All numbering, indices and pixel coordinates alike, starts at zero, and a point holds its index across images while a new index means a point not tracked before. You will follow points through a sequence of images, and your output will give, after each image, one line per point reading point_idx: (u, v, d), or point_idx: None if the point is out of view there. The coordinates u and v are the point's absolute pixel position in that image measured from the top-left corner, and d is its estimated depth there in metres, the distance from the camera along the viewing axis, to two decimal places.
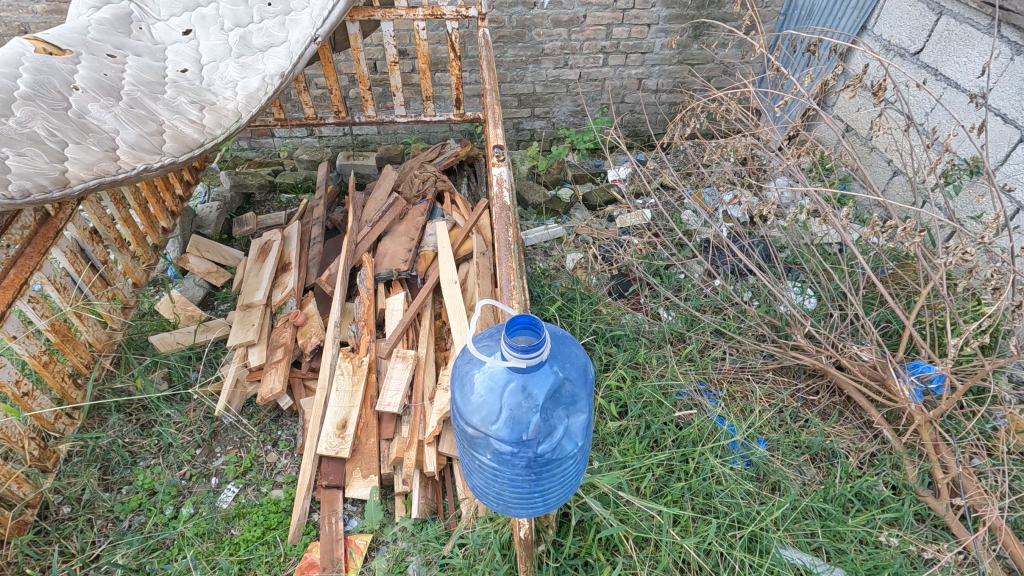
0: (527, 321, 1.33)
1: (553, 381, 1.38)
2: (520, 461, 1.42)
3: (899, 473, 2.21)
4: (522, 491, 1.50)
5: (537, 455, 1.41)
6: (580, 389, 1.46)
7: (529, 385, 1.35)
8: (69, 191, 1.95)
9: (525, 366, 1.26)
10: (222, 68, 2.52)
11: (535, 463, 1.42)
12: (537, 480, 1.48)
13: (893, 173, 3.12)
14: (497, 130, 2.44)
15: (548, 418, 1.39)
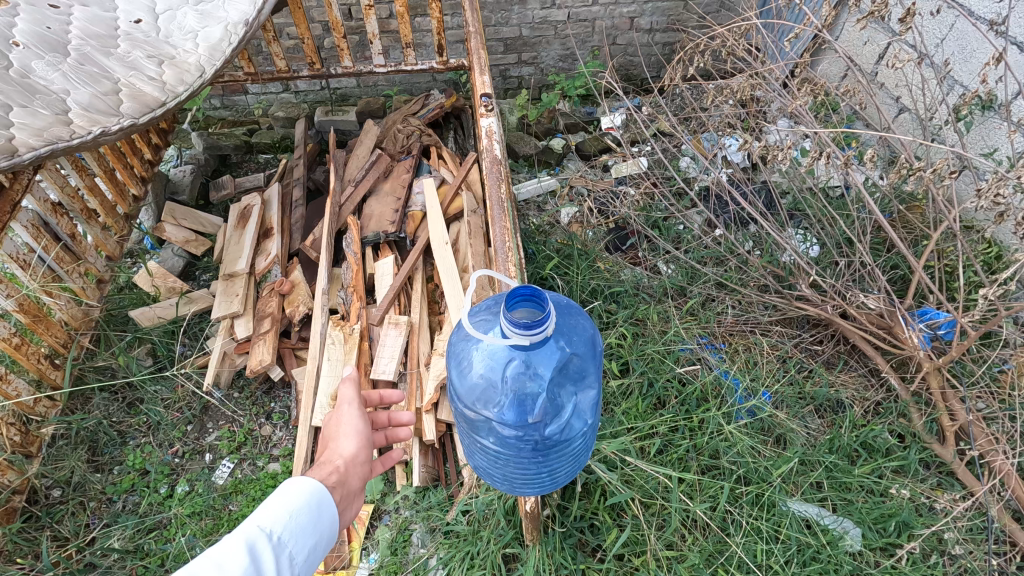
0: (529, 292, 1.23)
1: (560, 358, 1.30)
2: (526, 444, 1.36)
3: (905, 421, 2.18)
4: (530, 472, 1.45)
5: (545, 438, 1.35)
6: (589, 364, 1.38)
7: (533, 365, 1.27)
8: (18, 160, 1.75)
9: (528, 342, 1.15)
10: (180, 18, 2.29)
11: (543, 445, 1.36)
12: (545, 461, 1.42)
13: (901, 110, 2.97)
14: (484, 77, 2.25)
15: (555, 398, 1.32)
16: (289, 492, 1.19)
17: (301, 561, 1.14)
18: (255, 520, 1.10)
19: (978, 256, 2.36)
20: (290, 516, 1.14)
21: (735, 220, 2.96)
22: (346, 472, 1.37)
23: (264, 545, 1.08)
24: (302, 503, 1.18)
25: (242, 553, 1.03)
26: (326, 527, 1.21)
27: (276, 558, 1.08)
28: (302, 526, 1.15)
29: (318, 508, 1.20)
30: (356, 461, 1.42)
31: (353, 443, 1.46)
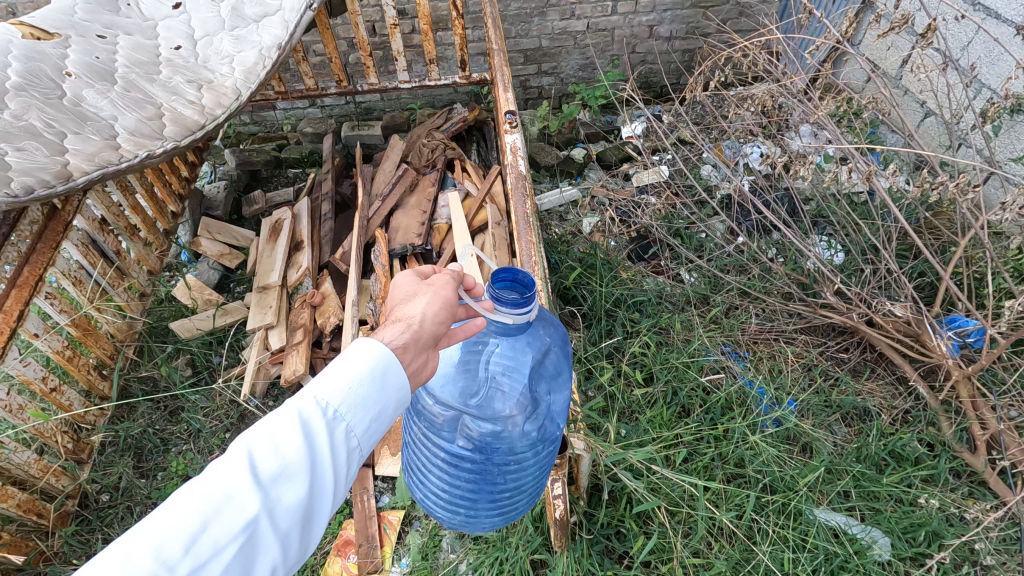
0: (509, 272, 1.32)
1: (538, 353, 1.48)
2: (502, 443, 1.51)
3: (934, 430, 2.17)
4: (504, 474, 1.59)
5: (519, 438, 1.50)
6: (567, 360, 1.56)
7: (513, 357, 1.45)
8: (73, 184, 1.85)
9: (514, 321, 1.23)
10: (217, 43, 2.41)
11: (520, 442, 1.51)
12: (520, 465, 1.56)
13: (926, 115, 2.95)
14: (508, 93, 2.30)
15: (530, 397, 1.49)
16: (351, 357, 0.96)
17: (367, 435, 0.96)
18: (309, 391, 0.92)
19: (1009, 263, 2.33)
20: (350, 388, 0.93)
21: (758, 228, 2.97)
22: (422, 328, 1.06)
23: (317, 424, 0.90)
24: (367, 374, 0.95)
25: (294, 432, 0.88)
26: (395, 399, 0.99)
27: (333, 436, 0.91)
28: (363, 401, 0.94)
29: (384, 381, 0.97)
30: (438, 320, 1.10)
31: (435, 304, 1.11)
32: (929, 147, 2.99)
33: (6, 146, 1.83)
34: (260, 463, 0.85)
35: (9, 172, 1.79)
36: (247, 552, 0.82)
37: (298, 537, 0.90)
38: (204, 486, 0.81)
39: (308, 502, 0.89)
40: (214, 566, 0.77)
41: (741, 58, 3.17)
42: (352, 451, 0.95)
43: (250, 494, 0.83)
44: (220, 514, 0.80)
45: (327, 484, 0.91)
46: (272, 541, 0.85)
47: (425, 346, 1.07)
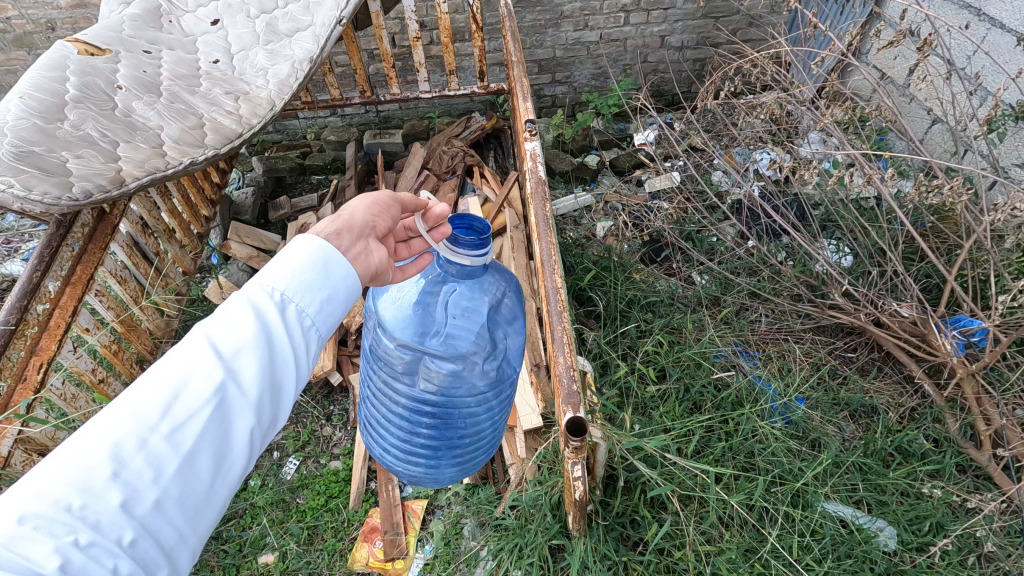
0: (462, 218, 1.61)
1: (492, 300, 1.90)
2: (466, 382, 1.97)
3: (940, 426, 2.24)
4: (462, 407, 2.02)
5: (480, 375, 1.96)
6: (516, 309, 2.01)
7: (471, 302, 1.88)
8: (126, 189, 2.01)
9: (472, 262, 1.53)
10: (252, 57, 2.55)
11: (476, 376, 1.96)
12: (481, 398, 2.03)
13: (932, 122, 3.02)
14: (528, 103, 2.42)
15: (488, 337, 1.94)
16: (293, 247, 1.06)
17: (321, 315, 1.05)
18: (256, 280, 1.01)
19: (1013, 265, 2.41)
20: (293, 275, 1.03)
21: (768, 232, 3.05)
22: (356, 221, 1.25)
23: (269, 307, 0.99)
24: (308, 261, 1.05)
25: (246, 315, 0.97)
26: (343, 284, 1.08)
27: (286, 316, 1.00)
28: (308, 284, 1.03)
29: (327, 266, 1.06)
30: (370, 218, 1.30)
31: (365, 205, 1.32)
32: (935, 153, 3.06)
33: (66, 153, 1.97)
34: (219, 343, 0.95)
35: (70, 177, 1.92)
36: (220, 419, 0.93)
37: (271, 410, 1.01)
38: (168, 367, 0.92)
39: (270, 376, 0.99)
40: (188, 429, 0.89)
41: (751, 67, 3.27)
42: (308, 329, 1.03)
43: (211, 367, 0.93)
44: (188, 383, 0.91)
45: (289, 360, 1.01)
46: (243, 410, 0.95)
47: (362, 234, 1.23)
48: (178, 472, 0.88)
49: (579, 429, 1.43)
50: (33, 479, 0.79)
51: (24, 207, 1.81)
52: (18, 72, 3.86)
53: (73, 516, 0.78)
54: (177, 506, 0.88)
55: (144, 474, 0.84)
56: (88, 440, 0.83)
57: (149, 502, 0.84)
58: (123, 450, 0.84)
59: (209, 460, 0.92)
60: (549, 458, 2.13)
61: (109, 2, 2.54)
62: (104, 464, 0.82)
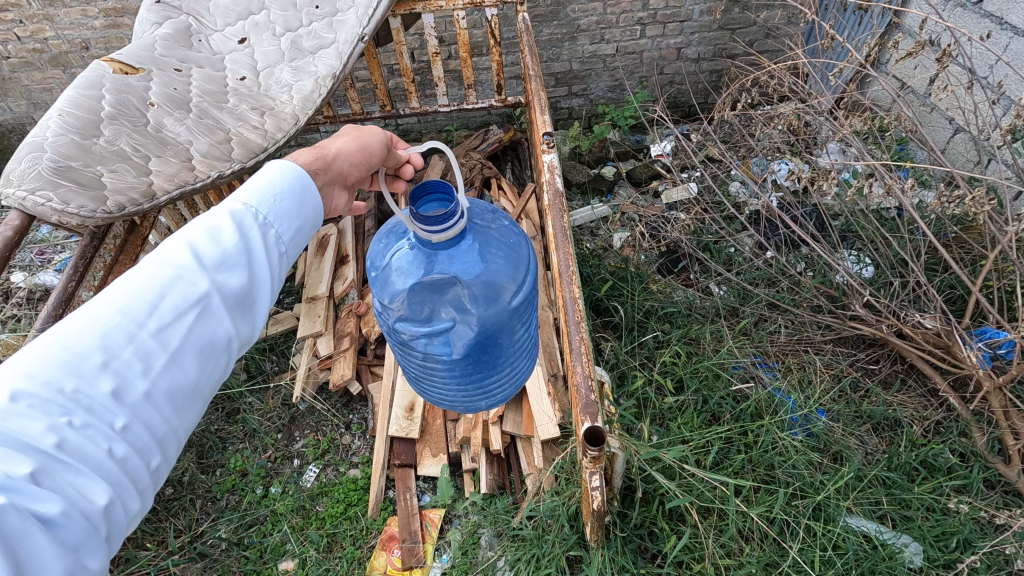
0: (443, 189, 1.66)
1: (440, 278, 1.86)
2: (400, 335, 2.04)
3: (967, 440, 2.20)
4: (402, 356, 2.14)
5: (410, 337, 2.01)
6: (476, 299, 1.92)
7: (416, 265, 1.88)
8: (156, 203, 2.09)
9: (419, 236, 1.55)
10: (277, 73, 2.62)
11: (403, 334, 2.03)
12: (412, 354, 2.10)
13: (955, 131, 2.99)
14: (545, 116, 2.45)
15: (427, 309, 1.95)
16: (268, 170, 1.14)
17: (295, 235, 1.12)
18: (238, 194, 1.07)
19: None
20: (272, 198, 1.10)
21: (787, 242, 3.03)
22: (332, 165, 1.45)
23: (251, 221, 1.05)
24: (286, 182, 1.12)
25: (230, 224, 1.02)
26: (311, 214, 1.17)
27: (266, 232, 1.07)
28: (285, 206, 1.11)
29: (304, 194, 1.15)
30: (347, 168, 1.51)
31: (348, 148, 1.51)
32: (958, 163, 3.03)
33: (101, 168, 2.04)
34: (203, 249, 0.99)
35: (104, 191, 1.99)
36: (206, 323, 0.96)
37: (249, 323, 1.05)
38: (152, 267, 0.94)
39: (252, 288, 1.03)
40: (175, 328, 0.92)
41: (769, 79, 3.28)
42: (284, 249, 1.10)
43: (197, 272, 0.96)
44: (173, 283, 0.93)
45: (269, 272, 1.06)
46: (227, 316, 0.99)
47: (329, 183, 1.46)
48: (165, 368, 0.90)
49: (596, 438, 1.44)
50: (19, 361, 0.80)
51: (61, 220, 1.89)
52: (53, 90, 4.01)
53: (64, 398, 0.80)
54: (164, 401, 0.90)
55: (133, 365, 0.87)
56: (74, 328, 0.85)
57: (138, 394, 0.87)
58: (112, 340, 0.86)
59: (195, 361, 0.95)
60: (566, 468, 2.14)
61: (142, 22, 2.62)
62: (94, 352, 0.84)
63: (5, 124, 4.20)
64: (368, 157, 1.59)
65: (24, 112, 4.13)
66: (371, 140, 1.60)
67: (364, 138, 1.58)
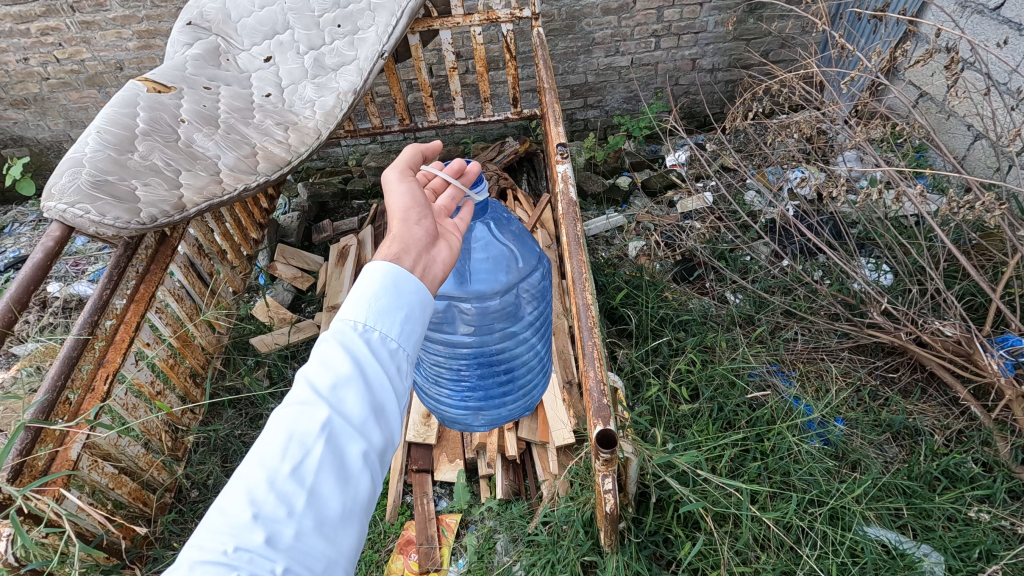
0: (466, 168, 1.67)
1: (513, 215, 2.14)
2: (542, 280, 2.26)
3: (989, 450, 2.17)
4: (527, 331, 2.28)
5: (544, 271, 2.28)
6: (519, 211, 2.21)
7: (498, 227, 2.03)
8: (187, 214, 2.19)
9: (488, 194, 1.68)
10: (301, 90, 2.73)
11: (529, 292, 2.20)
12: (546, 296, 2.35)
13: (974, 138, 2.96)
14: (559, 128, 2.52)
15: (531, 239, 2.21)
16: (364, 279, 1.17)
17: (399, 333, 1.15)
18: (337, 319, 1.12)
19: None
20: (369, 304, 1.13)
21: (803, 251, 3.02)
22: (404, 237, 1.32)
23: (354, 337, 1.10)
24: (376, 287, 1.15)
25: (336, 348, 1.07)
26: (414, 300, 1.19)
27: (371, 343, 1.10)
28: (384, 308, 1.14)
29: (396, 288, 1.17)
30: (421, 225, 1.38)
31: (401, 215, 1.38)
32: (979, 170, 2.99)
33: (136, 181, 2.14)
34: (318, 381, 1.05)
35: (138, 204, 2.09)
36: (334, 448, 1.00)
37: (381, 433, 1.08)
38: (280, 416, 1.01)
39: (371, 401, 1.07)
40: (309, 462, 0.97)
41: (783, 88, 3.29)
42: (391, 350, 1.13)
43: (316, 403, 1.02)
44: (303, 421, 1.00)
45: (384, 381, 1.09)
46: (353, 435, 1.03)
47: (423, 246, 1.33)
48: (309, 503, 0.95)
49: (608, 442, 1.45)
50: (197, 539, 0.90)
51: (98, 231, 1.99)
52: (89, 109, 4.19)
53: (229, 558, 0.87)
54: (317, 534, 0.94)
55: (280, 511, 0.92)
56: (229, 495, 0.93)
57: (288, 534, 0.92)
58: (259, 495, 0.92)
59: (335, 486, 0.99)
60: (580, 474, 2.17)
61: (174, 44, 2.75)
62: (243, 509, 0.91)
63: (43, 142, 4.39)
64: (424, 201, 1.43)
65: (61, 130, 4.31)
66: (405, 191, 1.43)
67: (396, 198, 1.42)
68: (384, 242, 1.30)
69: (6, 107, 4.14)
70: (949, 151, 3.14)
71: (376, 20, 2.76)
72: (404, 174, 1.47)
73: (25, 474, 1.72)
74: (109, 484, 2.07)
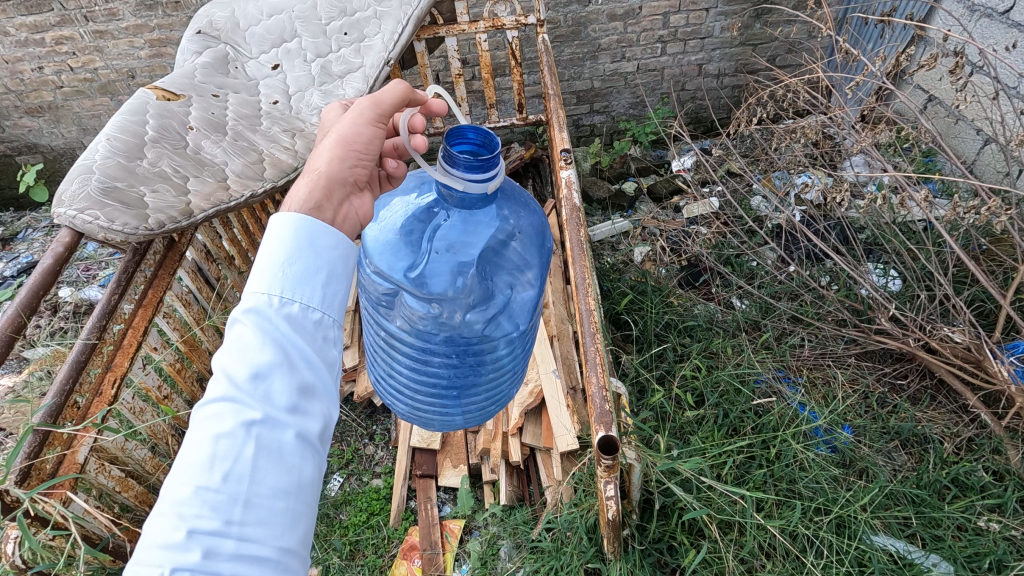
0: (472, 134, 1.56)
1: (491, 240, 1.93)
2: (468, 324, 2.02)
3: (1000, 458, 2.13)
4: (443, 349, 2.09)
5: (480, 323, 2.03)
6: (524, 253, 2.03)
7: (463, 237, 1.91)
8: (194, 221, 2.24)
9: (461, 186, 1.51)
10: (308, 97, 2.76)
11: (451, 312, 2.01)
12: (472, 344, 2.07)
13: (984, 142, 2.93)
14: (563, 134, 2.53)
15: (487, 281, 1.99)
16: (269, 243, 1.10)
17: (319, 298, 1.10)
18: (247, 297, 1.06)
19: None
20: (282, 274, 1.08)
21: (810, 256, 3.00)
22: (331, 176, 1.25)
23: (270, 314, 1.05)
24: (285, 251, 1.09)
25: (252, 332, 1.02)
26: (331, 256, 1.15)
27: (289, 317, 1.06)
28: (296, 276, 1.09)
29: (312, 247, 1.12)
30: (356, 170, 1.31)
31: (338, 151, 1.30)
32: (988, 175, 2.96)
33: (144, 188, 2.16)
34: (236, 373, 0.99)
35: (146, 210, 2.12)
36: (266, 441, 0.96)
37: (314, 414, 1.04)
38: (201, 420, 0.96)
39: (299, 382, 1.03)
40: (241, 463, 0.93)
41: (789, 93, 3.27)
42: (315, 320, 1.09)
43: (236, 396, 0.97)
44: (225, 416, 0.95)
45: (309, 356, 1.05)
46: (283, 422, 0.99)
47: (347, 194, 1.27)
48: (249, 505, 0.92)
49: (610, 448, 1.47)
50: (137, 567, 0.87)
51: (107, 236, 2.03)
52: (101, 116, 4.26)
53: None
54: (264, 531, 0.93)
55: (215, 519, 0.89)
56: (162, 515, 0.89)
57: (230, 542, 0.90)
58: (191, 506, 0.89)
59: (274, 479, 0.96)
60: (584, 480, 2.16)
61: (183, 52, 2.79)
62: (177, 527, 0.88)
63: (56, 148, 4.45)
64: (373, 145, 1.36)
65: (74, 137, 4.38)
66: (358, 127, 1.35)
67: (345, 128, 1.33)
68: (308, 178, 1.23)
69: (22, 115, 4.21)
70: (958, 155, 3.11)
71: (382, 28, 2.79)
72: (370, 107, 1.36)
73: (33, 476, 1.73)
74: (115, 487, 2.08)
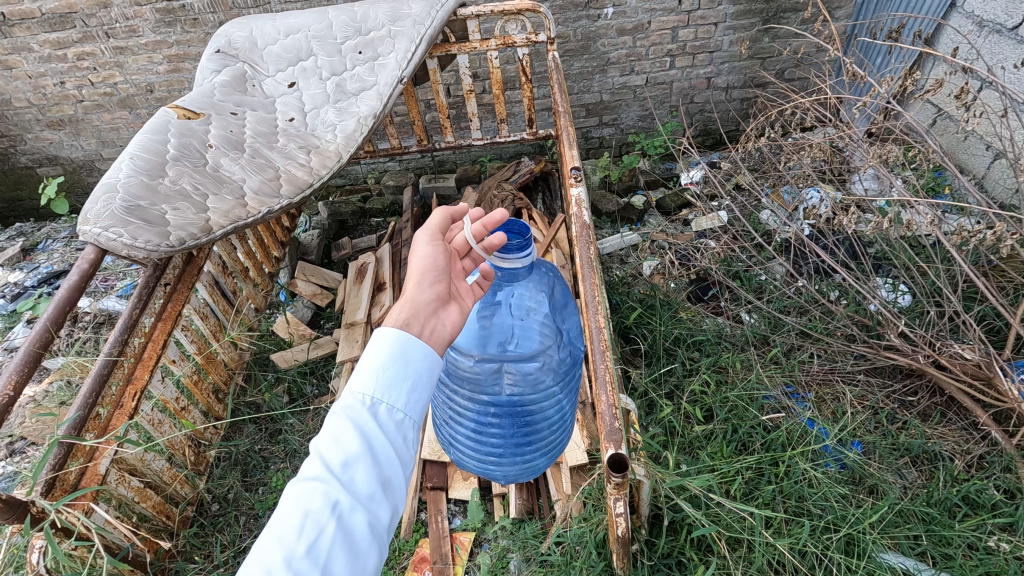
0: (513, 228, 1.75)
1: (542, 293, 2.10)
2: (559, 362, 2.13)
3: (1011, 477, 2.13)
4: (530, 402, 2.12)
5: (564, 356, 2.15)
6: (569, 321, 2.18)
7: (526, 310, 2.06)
8: (213, 237, 2.28)
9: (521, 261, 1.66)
10: (323, 114, 2.82)
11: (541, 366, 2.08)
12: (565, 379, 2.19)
13: (993, 158, 2.94)
14: (573, 151, 2.56)
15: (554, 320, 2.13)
16: (372, 348, 1.23)
17: (406, 402, 1.20)
18: (347, 390, 1.18)
19: None
20: (376, 375, 1.19)
21: (819, 271, 3.01)
22: (416, 298, 1.38)
23: (365, 410, 1.16)
24: (384, 357, 1.21)
25: (347, 424, 1.14)
26: (419, 366, 1.24)
27: (378, 417, 1.16)
28: (391, 378, 1.19)
29: (403, 356, 1.23)
30: (434, 288, 1.43)
31: (417, 274, 1.46)
32: (999, 190, 2.96)
33: (166, 206, 2.23)
34: (330, 457, 1.10)
35: (168, 227, 2.18)
36: (344, 525, 1.05)
37: (386, 506, 1.13)
38: (293, 492, 1.06)
39: (380, 475, 1.12)
40: (321, 543, 1.01)
41: (798, 109, 3.30)
42: (399, 421, 1.18)
43: (328, 478, 1.07)
44: (315, 497, 1.05)
45: (390, 452, 1.15)
46: (360, 509, 1.08)
47: (432, 308, 1.38)
48: None
49: (620, 465, 1.47)
50: None
51: (130, 253, 2.08)
52: (120, 129, 4.36)
53: None
54: None
55: None
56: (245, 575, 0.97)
57: None
58: None
59: (345, 562, 1.03)
60: (593, 495, 2.18)
61: (203, 71, 2.87)
62: None
63: (76, 160, 4.55)
64: (443, 263, 1.50)
65: (94, 150, 4.48)
66: (426, 251, 1.52)
67: (418, 260, 1.50)
68: (395, 306, 1.36)
69: (43, 128, 4.31)
70: (968, 170, 3.12)
71: (396, 47, 2.84)
72: (428, 237, 1.55)
73: (58, 487, 1.80)
74: (134, 498, 2.14)
